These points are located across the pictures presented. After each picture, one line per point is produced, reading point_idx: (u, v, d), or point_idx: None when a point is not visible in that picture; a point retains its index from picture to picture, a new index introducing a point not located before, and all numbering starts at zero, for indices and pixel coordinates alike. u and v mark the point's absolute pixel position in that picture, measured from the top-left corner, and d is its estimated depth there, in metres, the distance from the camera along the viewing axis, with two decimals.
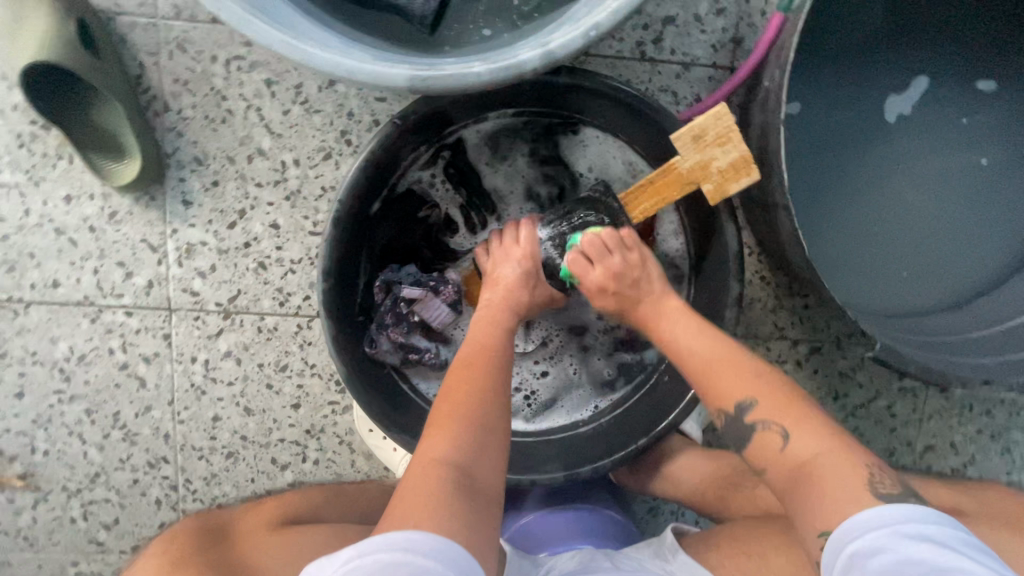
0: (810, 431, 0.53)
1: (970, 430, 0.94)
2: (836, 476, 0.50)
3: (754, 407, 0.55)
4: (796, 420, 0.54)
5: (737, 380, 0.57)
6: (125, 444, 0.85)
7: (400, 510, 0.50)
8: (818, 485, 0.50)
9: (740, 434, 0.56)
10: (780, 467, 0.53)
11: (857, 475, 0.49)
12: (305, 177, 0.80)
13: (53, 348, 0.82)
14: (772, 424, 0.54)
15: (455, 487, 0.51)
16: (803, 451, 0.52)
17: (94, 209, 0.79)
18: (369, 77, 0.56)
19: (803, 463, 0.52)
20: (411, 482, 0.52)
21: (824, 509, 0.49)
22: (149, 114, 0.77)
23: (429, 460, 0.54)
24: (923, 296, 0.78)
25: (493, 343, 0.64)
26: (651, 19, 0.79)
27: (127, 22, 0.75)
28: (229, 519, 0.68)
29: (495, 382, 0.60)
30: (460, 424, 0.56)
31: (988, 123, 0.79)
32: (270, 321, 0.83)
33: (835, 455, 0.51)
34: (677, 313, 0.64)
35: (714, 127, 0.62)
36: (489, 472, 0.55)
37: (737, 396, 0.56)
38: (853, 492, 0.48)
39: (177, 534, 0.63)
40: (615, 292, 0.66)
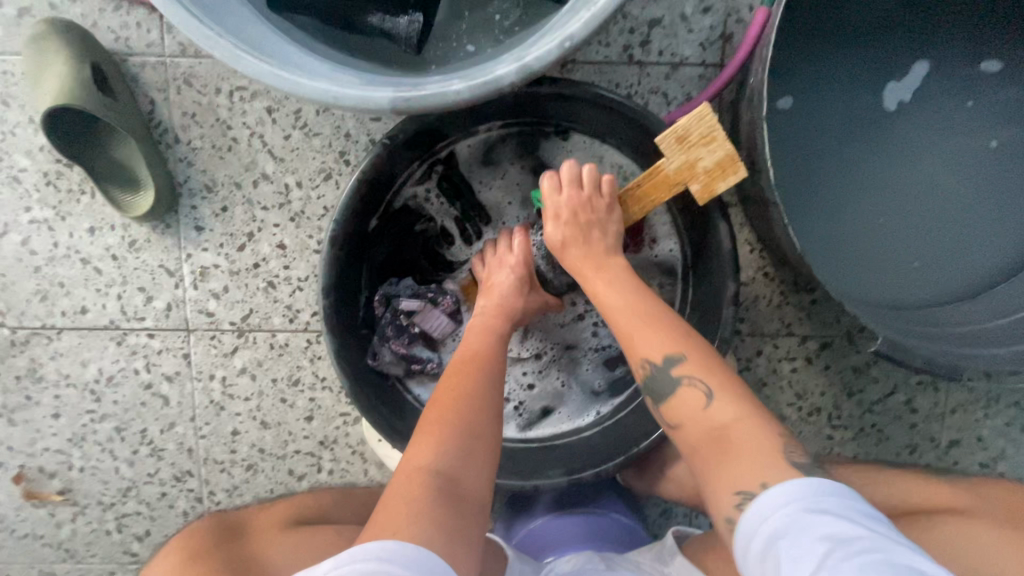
0: (731, 396, 0.56)
1: (998, 423, 0.90)
2: (746, 440, 0.53)
3: (680, 361, 0.59)
4: (719, 381, 0.57)
5: (648, 328, 0.61)
6: (153, 459, 0.89)
7: (385, 516, 0.53)
8: (727, 445, 0.54)
9: (661, 383, 0.59)
10: (693, 421, 0.57)
11: (770, 439, 0.53)
12: (307, 198, 0.83)
13: (85, 370, 0.87)
14: (695, 380, 0.58)
15: (438, 494, 0.54)
16: (719, 415, 0.56)
17: (115, 238, 0.84)
18: (353, 102, 0.58)
19: (720, 426, 0.55)
20: (397, 488, 0.55)
21: (733, 472, 0.52)
22: (161, 147, 0.82)
23: (415, 467, 0.56)
24: (934, 286, 0.77)
25: (484, 351, 0.66)
26: (637, 22, 0.80)
27: (137, 62, 0.80)
28: (245, 519, 0.71)
29: (482, 390, 0.62)
30: (446, 433, 0.58)
31: (996, 106, 0.76)
32: (281, 338, 0.86)
33: (749, 421, 0.55)
34: (618, 269, 0.68)
35: (696, 127, 0.61)
36: (474, 479, 0.57)
37: (663, 348, 0.60)
38: (757, 462, 0.52)
39: (194, 531, 0.66)
40: (567, 223, 0.68)
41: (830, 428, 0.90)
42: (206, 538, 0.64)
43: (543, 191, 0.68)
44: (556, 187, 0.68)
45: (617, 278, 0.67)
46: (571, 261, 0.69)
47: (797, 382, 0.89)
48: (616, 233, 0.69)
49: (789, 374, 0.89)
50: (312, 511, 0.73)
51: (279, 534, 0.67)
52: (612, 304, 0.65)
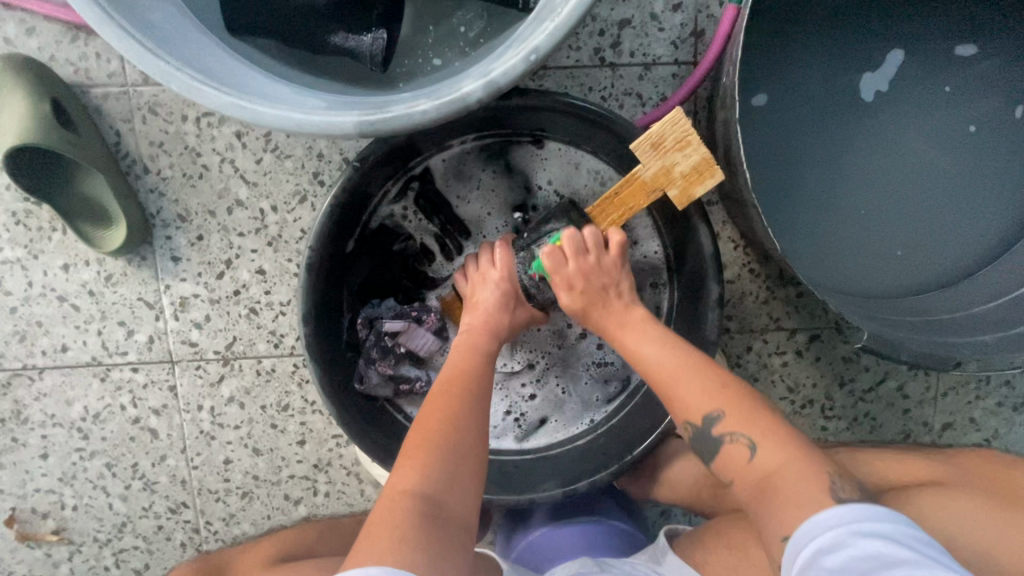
0: (774, 440, 0.55)
1: (990, 404, 0.90)
2: (792, 480, 0.53)
3: (721, 419, 0.57)
4: (761, 428, 0.56)
5: (689, 383, 0.59)
6: (147, 492, 0.89)
7: (368, 542, 0.53)
8: (778, 489, 0.53)
9: (708, 446, 0.57)
10: (740, 477, 0.56)
11: (820, 477, 0.53)
12: (283, 221, 0.82)
13: (70, 409, 0.86)
14: (737, 437, 0.56)
15: (423, 519, 0.54)
16: (762, 464, 0.55)
17: (91, 274, 0.83)
18: (317, 127, 0.57)
19: (764, 475, 0.55)
20: (380, 512, 0.55)
21: (787, 512, 0.51)
22: (130, 178, 0.80)
23: (399, 490, 0.56)
24: (918, 274, 0.77)
25: (469, 369, 0.65)
26: (606, 24, 0.78)
27: (99, 93, 0.78)
28: (226, 561, 0.76)
29: (468, 410, 0.62)
30: (429, 455, 0.58)
31: (973, 89, 0.75)
32: (267, 364, 0.85)
33: (792, 464, 0.54)
34: (637, 323, 0.65)
35: (671, 133, 0.61)
36: (460, 501, 0.57)
37: (704, 408, 0.58)
38: (809, 494, 0.51)
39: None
40: (584, 294, 0.67)
41: (824, 419, 0.90)
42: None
43: (546, 269, 0.66)
44: (574, 237, 0.66)
45: (645, 336, 0.64)
46: (582, 312, 0.68)
47: (789, 375, 0.89)
48: (629, 288, 0.68)
49: (780, 368, 0.89)
50: (300, 546, 0.75)
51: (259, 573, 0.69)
52: (645, 355, 0.62)
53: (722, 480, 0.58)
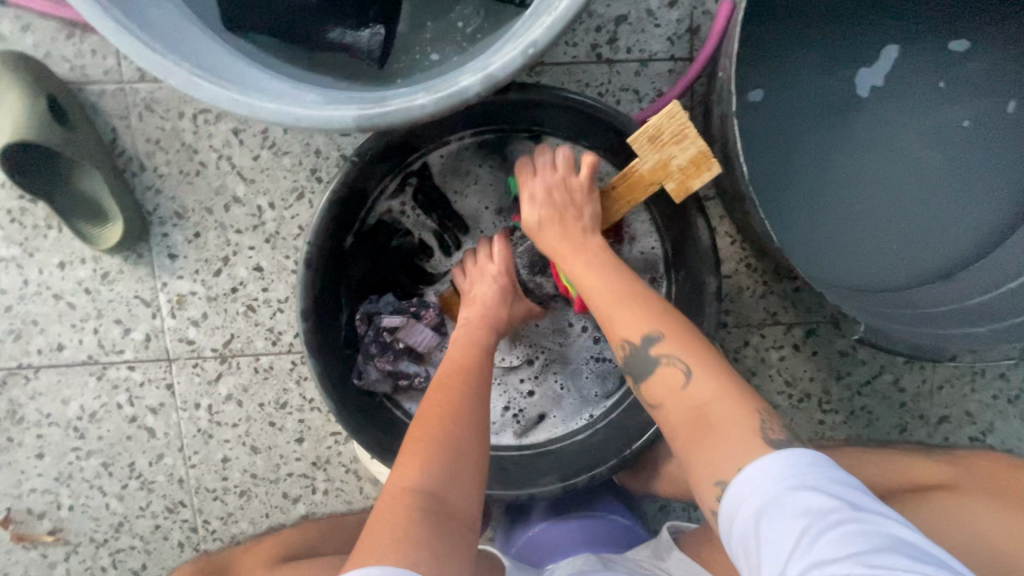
0: (710, 374, 0.55)
1: (985, 397, 0.91)
2: (724, 420, 0.52)
3: (660, 341, 0.57)
4: (698, 360, 0.56)
5: (625, 311, 0.59)
6: (144, 492, 0.88)
7: (371, 539, 0.53)
8: (711, 429, 0.53)
9: (641, 363, 0.58)
10: (672, 404, 0.56)
11: (749, 413, 0.52)
12: (281, 218, 0.82)
13: (66, 408, 0.85)
14: (675, 360, 0.56)
15: (425, 515, 0.54)
16: (698, 393, 0.55)
17: (87, 272, 0.82)
18: (316, 122, 0.57)
19: (697, 404, 0.54)
20: (383, 510, 0.55)
21: (710, 450, 0.52)
22: (126, 175, 0.80)
23: (401, 488, 0.56)
24: (914, 267, 0.78)
25: (467, 364, 0.65)
26: (603, 20, 0.79)
27: (95, 90, 0.78)
28: (229, 560, 0.75)
29: (467, 404, 0.62)
30: (429, 451, 0.58)
31: (966, 85, 0.76)
32: (265, 361, 0.85)
33: (729, 399, 0.53)
34: (594, 251, 0.64)
35: (668, 126, 0.61)
36: (462, 496, 0.57)
37: (638, 330, 0.58)
38: (745, 439, 0.50)
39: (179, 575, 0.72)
40: (548, 206, 0.65)
41: (821, 413, 0.91)
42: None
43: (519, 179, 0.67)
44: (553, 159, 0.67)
45: (599, 262, 0.63)
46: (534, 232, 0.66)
47: (786, 370, 0.89)
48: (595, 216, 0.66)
49: (777, 362, 0.89)
50: (299, 547, 0.75)
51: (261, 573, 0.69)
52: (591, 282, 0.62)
53: (651, 405, 0.58)
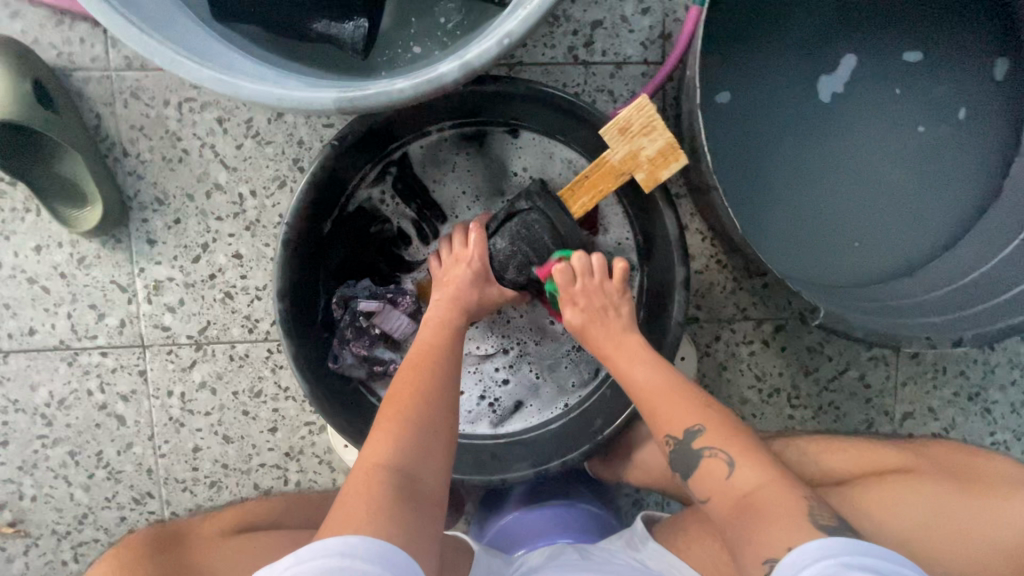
0: (753, 464, 0.57)
1: (946, 394, 0.94)
2: (768, 503, 0.54)
3: (703, 434, 0.59)
4: (738, 449, 0.58)
5: (672, 405, 0.62)
6: (110, 482, 0.86)
7: (342, 513, 0.52)
8: (760, 517, 0.53)
9: (686, 459, 0.60)
10: (717, 495, 0.57)
11: (800, 507, 0.53)
12: (262, 206, 0.83)
13: (34, 394, 0.84)
14: (717, 452, 0.58)
15: (394, 491, 0.54)
16: (744, 483, 0.56)
17: (63, 255, 0.82)
18: (297, 102, 0.59)
19: (745, 495, 0.56)
20: (352, 485, 0.55)
21: (760, 540, 0.52)
22: (109, 161, 0.81)
23: (371, 463, 0.56)
24: (876, 264, 0.82)
25: (441, 347, 0.67)
26: (580, 25, 0.83)
27: (81, 77, 0.79)
28: (185, 525, 0.73)
29: (440, 385, 0.63)
30: (402, 427, 0.59)
31: (920, 93, 0.81)
32: (240, 349, 0.85)
33: (771, 484, 0.55)
34: (633, 345, 0.67)
35: (637, 119, 0.64)
36: (430, 473, 0.58)
37: (683, 423, 0.61)
38: (790, 519, 0.52)
39: (132, 542, 0.68)
40: (587, 310, 0.69)
41: (791, 408, 0.93)
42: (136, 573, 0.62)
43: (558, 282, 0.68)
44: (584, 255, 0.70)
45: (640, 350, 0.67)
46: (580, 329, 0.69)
47: (756, 364, 0.92)
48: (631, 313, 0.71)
49: (747, 357, 0.91)
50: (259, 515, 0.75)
51: (222, 546, 0.68)
52: (634, 371, 0.65)
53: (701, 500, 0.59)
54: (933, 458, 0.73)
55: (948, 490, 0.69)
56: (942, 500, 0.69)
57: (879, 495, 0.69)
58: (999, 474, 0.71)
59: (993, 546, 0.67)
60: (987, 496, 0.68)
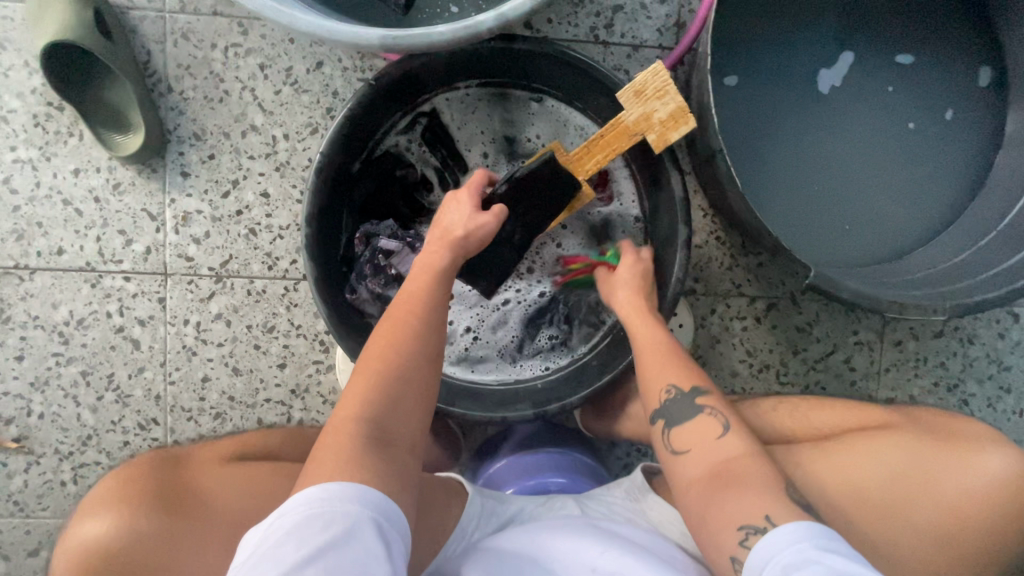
0: (739, 433, 0.62)
1: (927, 383, 0.99)
2: (748, 472, 0.58)
3: (704, 394, 0.65)
4: (733, 418, 0.63)
5: (673, 364, 0.67)
6: (118, 405, 0.89)
7: (316, 463, 0.54)
8: (734, 480, 0.58)
9: (681, 411, 0.64)
10: (701, 448, 0.61)
11: (770, 478, 0.58)
12: (293, 149, 0.88)
13: (55, 312, 0.87)
14: (717, 413, 0.63)
15: (366, 441, 0.55)
16: (728, 448, 0.60)
17: (100, 181, 0.86)
18: (346, 37, 0.64)
19: (726, 460, 0.60)
20: (326, 438, 0.56)
21: (734, 504, 0.56)
22: (153, 95, 0.86)
23: (344, 417, 0.57)
24: (864, 246, 0.88)
25: (423, 294, 0.66)
26: (602, 7, 0.90)
27: (136, 15, 0.85)
28: (184, 452, 0.69)
29: (415, 334, 0.63)
30: (375, 381, 0.59)
31: (911, 92, 0.88)
32: (258, 285, 0.89)
33: (752, 457, 0.60)
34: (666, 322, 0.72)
35: (652, 82, 0.69)
36: (401, 422, 0.59)
37: (684, 381, 0.66)
38: (767, 494, 0.56)
39: (132, 463, 0.64)
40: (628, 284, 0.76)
41: (779, 383, 0.97)
42: (140, 486, 0.59)
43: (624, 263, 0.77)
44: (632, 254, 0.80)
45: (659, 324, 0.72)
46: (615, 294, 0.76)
47: (748, 340, 0.96)
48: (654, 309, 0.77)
49: (740, 331, 0.96)
50: (259, 451, 0.73)
51: (219, 468, 0.66)
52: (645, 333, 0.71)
53: (678, 449, 0.63)
54: (916, 418, 0.69)
55: (930, 445, 0.65)
56: (918, 456, 0.64)
57: (850, 450, 0.65)
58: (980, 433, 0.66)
59: (974, 507, 0.61)
60: (973, 452, 0.64)
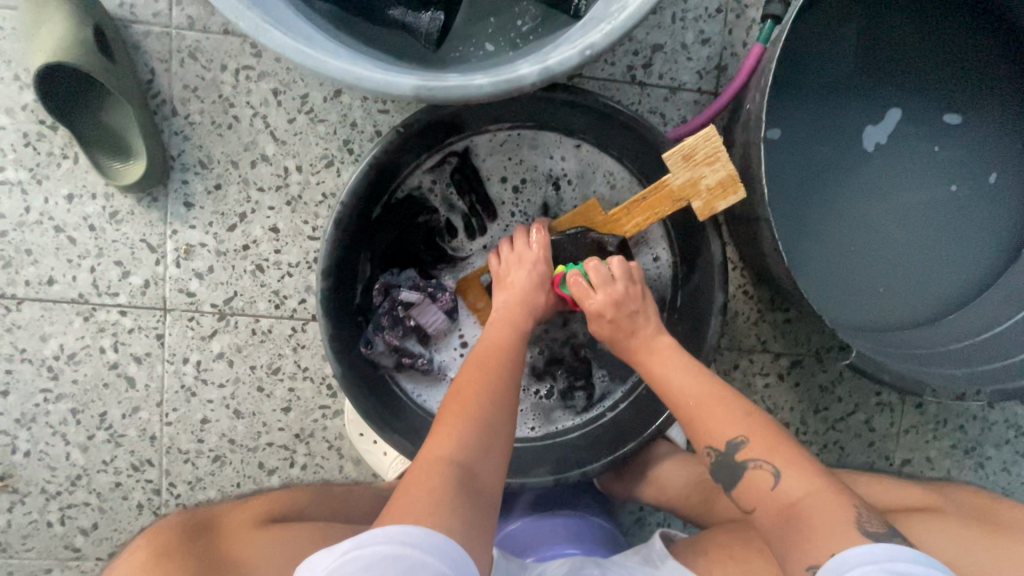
0: (799, 474, 0.54)
1: (945, 445, 0.97)
2: (823, 515, 0.51)
3: (746, 446, 0.56)
4: (785, 459, 0.55)
5: (714, 416, 0.58)
6: (110, 445, 0.84)
7: (401, 504, 0.51)
8: (808, 531, 0.51)
9: (729, 475, 0.56)
10: (763, 509, 0.54)
11: (847, 519, 0.51)
12: (306, 183, 0.82)
13: (44, 345, 0.82)
14: (763, 463, 0.55)
15: (457, 484, 0.53)
16: (791, 493, 0.53)
17: (95, 208, 0.80)
18: (376, 85, 0.58)
19: (794, 506, 0.53)
20: (414, 477, 0.54)
21: (807, 553, 0.50)
22: (156, 118, 0.80)
23: (434, 456, 0.55)
24: (898, 310, 0.84)
25: (509, 343, 0.65)
26: (641, 46, 0.84)
27: (140, 30, 0.78)
28: (215, 514, 0.64)
29: (504, 382, 0.61)
30: (467, 423, 0.57)
31: (957, 152, 0.85)
32: (264, 324, 0.84)
33: (825, 495, 0.53)
34: (668, 353, 0.63)
35: (702, 147, 0.65)
36: (490, 473, 0.56)
37: (727, 434, 0.57)
38: (841, 536, 0.50)
39: (160, 530, 0.59)
40: (612, 323, 0.65)
41: (797, 442, 0.95)
42: (175, 562, 0.53)
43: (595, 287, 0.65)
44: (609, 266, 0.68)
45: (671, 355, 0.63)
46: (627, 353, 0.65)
47: (769, 397, 0.93)
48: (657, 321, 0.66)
49: (762, 388, 0.93)
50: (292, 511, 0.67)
51: (249, 536, 0.60)
52: (669, 379, 0.61)
53: (741, 507, 0.56)
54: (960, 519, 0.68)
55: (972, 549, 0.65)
56: None
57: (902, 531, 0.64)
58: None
59: None
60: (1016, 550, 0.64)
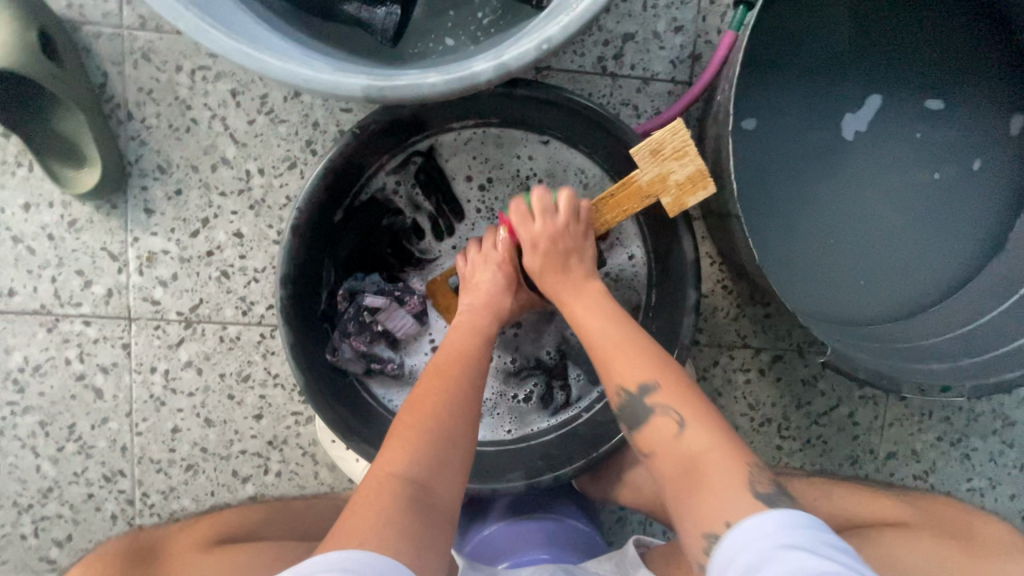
0: (705, 424, 0.55)
1: (931, 438, 0.96)
2: (713, 467, 0.52)
3: (655, 391, 0.57)
4: (691, 410, 0.56)
5: (627, 357, 0.59)
6: (80, 457, 0.83)
7: (349, 523, 0.50)
8: (699, 473, 0.52)
9: (635, 412, 0.57)
10: (664, 452, 0.55)
11: (740, 468, 0.52)
12: (269, 185, 0.80)
13: (8, 358, 0.81)
14: (669, 410, 0.56)
15: (407, 502, 0.51)
16: (691, 445, 0.54)
17: (53, 217, 0.78)
18: (323, 87, 0.56)
19: (692, 454, 0.54)
20: (365, 493, 0.53)
21: (703, 500, 0.51)
22: (112, 122, 0.78)
23: (386, 472, 0.54)
24: (879, 304, 0.82)
25: (469, 352, 0.63)
26: (612, 36, 0.82)
27: (90, 32, 0.76)
28: (161, 538, 0.66)
29: (462, 393, 0.59)
30: (420, 437, 0.56)
31: (940, 138, 0.82)
32: (232, 331, 0.82)
33: (721, 447, 0.54)
34: (594, 293, 0.66)
35: (671, 141, 0.61)
36: (447, 486, 0.55)
37: (637, 376, 0.58)
38: (729, 483, 0.51)
39: (105, 552, 0.61)
40: (545, 252, 0.66)
41: (780, 438, 0.93)
42: None
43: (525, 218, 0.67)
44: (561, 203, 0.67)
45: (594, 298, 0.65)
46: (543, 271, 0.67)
47: (751, 392, 0.92)
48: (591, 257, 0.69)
49: (743, 384, 0.92)
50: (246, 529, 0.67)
51: (196, 559, 0.61)
52: (589, 328, 0.63)
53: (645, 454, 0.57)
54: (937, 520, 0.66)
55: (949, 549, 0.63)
56: (944, 561, 0.62)
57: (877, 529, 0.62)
58: (998, 529, 0.66)
59: None
60: (991, 546, 0.63)
